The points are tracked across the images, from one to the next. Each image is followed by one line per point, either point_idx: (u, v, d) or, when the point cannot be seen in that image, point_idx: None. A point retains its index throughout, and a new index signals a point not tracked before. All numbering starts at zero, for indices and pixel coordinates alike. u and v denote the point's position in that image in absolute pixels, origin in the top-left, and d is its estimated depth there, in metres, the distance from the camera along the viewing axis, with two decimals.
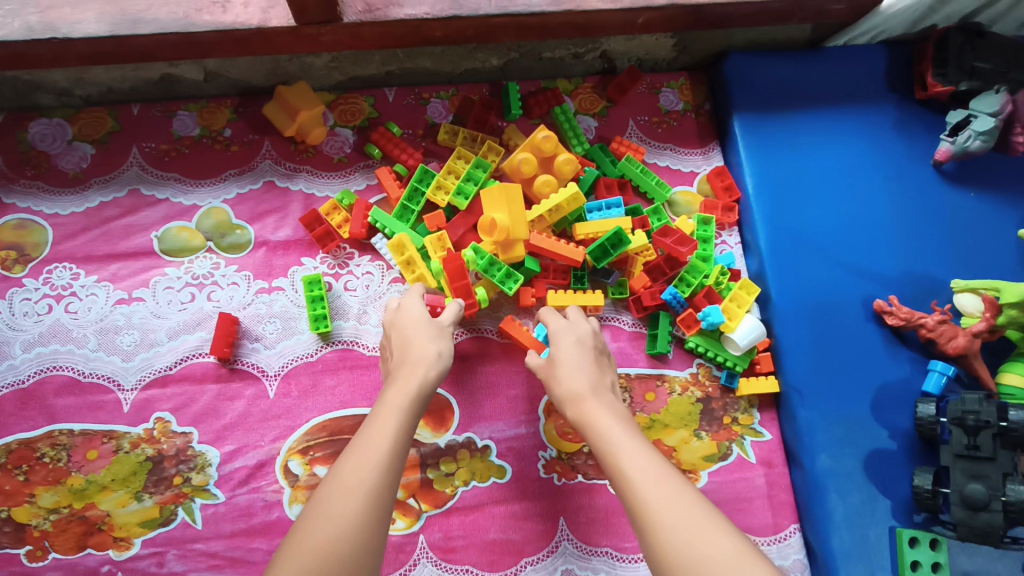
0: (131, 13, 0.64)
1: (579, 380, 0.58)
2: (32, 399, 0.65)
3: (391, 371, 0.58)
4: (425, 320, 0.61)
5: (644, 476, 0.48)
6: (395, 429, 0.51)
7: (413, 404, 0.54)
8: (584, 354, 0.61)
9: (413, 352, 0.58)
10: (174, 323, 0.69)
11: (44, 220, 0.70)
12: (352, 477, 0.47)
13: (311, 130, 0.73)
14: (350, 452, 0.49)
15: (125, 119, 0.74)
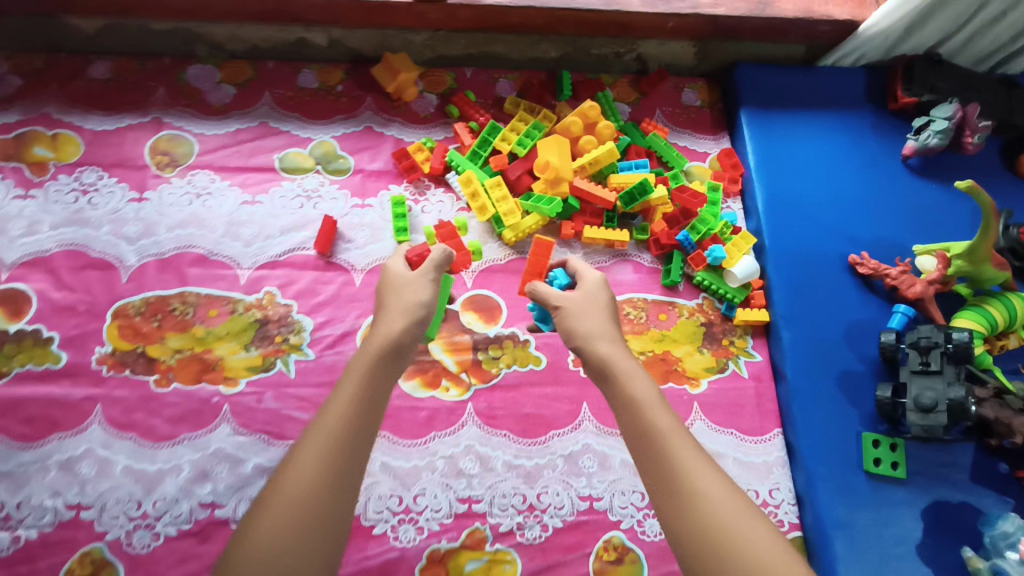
0: None
1: (602, 330, 0.65)
2: (169, 268, 0.82)
3: (371, 331, 0.65)
4: (402, 284, 0.69)
5: (680, 442, 0.56)
6: (361, 393, 0.59)
7: (379, 367, 0.61)
8: (608, 311, 0.68)
9: (388, 316, 0.66)
10: (286, 223, 0.86)
11: (192, 137, 0.89)
12: (312, 446, 0.55)
13: (406, 89, 0.92)
14: (326, 416, 0.58)
15: (260, 71, 0.93)
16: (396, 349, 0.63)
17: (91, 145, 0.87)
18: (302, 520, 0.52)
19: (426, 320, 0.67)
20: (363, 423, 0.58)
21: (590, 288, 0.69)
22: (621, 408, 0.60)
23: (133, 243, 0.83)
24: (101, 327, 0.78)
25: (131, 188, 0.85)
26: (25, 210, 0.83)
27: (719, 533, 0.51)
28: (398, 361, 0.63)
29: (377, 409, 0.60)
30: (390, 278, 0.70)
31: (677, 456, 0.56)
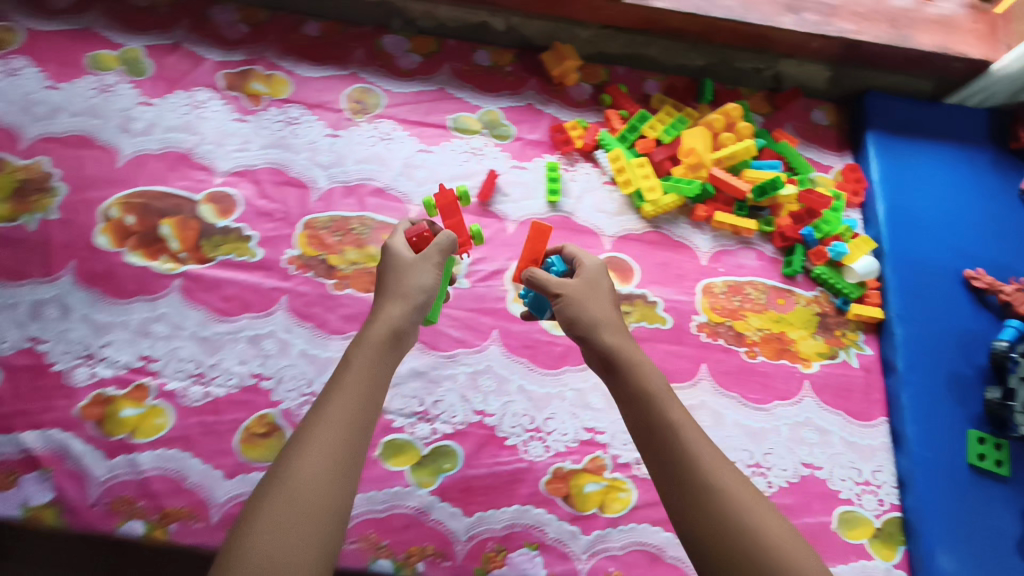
0: None
1: (612, 320, 0.66)
2: (352, 194, 0.94)
3: (370, 314, 0.64)
4: (401, 272, 0.66)
5: (695, 437, 0.58)
6: (362, 380, 0.57)
7: (377, 354, 0.59)
8: (612, 301, 0.68)
9: (388, 300, 0.64)
10: (453, 172, 0.97)
11: (381, 92, 1.02)
12: (320, 436, 0.53)
13: (568, 75, 1.04)
14: (326, 399, 0.56)
15: (443, 46, 1.07)
16: (395, 337, 0.61)
17: (299, 86, 1.01)
18: (309, 505, 0.49)
19: (425, 306, 0.66)
20: (365, 407, 0.56)
21: (594, 277, 0.69)
22: (639, 406, 0.60)
23: (325, 170, 0.96)
24: (292, 233, 0.91)
25: (328, 126, 0.99)
26: (240, 131, 0.98)
27: (742, 531, 0.52)
28: (398, 348, 0.62)
29: (379, 393, 0.58)
30: (388, 262, 0.67)
31: (693, 450, 0.57)
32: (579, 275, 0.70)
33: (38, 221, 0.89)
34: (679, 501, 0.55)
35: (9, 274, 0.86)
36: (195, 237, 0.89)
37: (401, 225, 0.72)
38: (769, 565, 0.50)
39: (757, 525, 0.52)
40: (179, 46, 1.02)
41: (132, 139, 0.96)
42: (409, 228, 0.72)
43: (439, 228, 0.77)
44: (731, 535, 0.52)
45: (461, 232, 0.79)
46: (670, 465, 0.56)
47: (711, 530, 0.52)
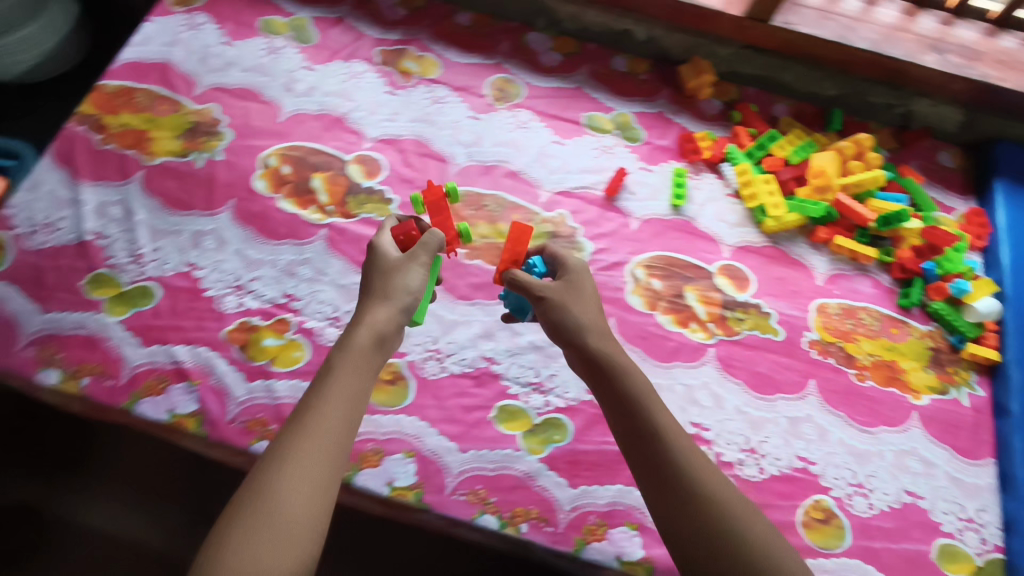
0: None
1: (598, 322, 0.69)
2: (488, 174, 1.00)
3: (356, 314, 0.65)
4: (388, 277, 0.68)
5: (678, 439, 0.61)
6: (346, 380, 0.60)
7: (360, 357, 0.62)
8: (596, 303, 0.71)
9: (374, 305, 0.66)
10: (582, 166, 1.02)
11: (523, 84, 1.08)
12: (296, 448, 0.54)
13: (702, 89, 1.08)
14: (313, 396, 0.58)
15: (584, 49, 1.12)
16: (379, 340, 0.64)
17: (447, 69, 1.08)
18: (296, 497, 0.52)
19: (410, 308, 0.68)
20: (348, 406, 0.58)
21: (578, 282, 0.71)
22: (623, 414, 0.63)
23: (464, 148, 1.02)
24: None
25: (471, 109, 1.05)
26: (390, 103, 1.04)
27: (723, 529, 0.56)
28: (384, 349, 0.64)
29: (364, 392, 0.60)
30: (376, 262, 0.69)
31: (678, 454, 0.60)
32: (563, 277, 0.72)
33: (206, 160, 0.97)
34: (662, 505, 0.58)
35: (177, 203, 0.94)
36: (343, 194, 0.96)
37: (390, 223, 0.76)
38: (747, 560, 0.54)
39: (734, 528, 0.56)
40: (342, 21, 1.11)
41: (294, 98, 1.03)
42: (394, 224, 0.75)
43: (427, 225, 0.79)
44: (711, 534, 0.55)
45: (449, 231, 0.81)
46: (654, 473, 0.60)
47: (691, 528, 0.56)
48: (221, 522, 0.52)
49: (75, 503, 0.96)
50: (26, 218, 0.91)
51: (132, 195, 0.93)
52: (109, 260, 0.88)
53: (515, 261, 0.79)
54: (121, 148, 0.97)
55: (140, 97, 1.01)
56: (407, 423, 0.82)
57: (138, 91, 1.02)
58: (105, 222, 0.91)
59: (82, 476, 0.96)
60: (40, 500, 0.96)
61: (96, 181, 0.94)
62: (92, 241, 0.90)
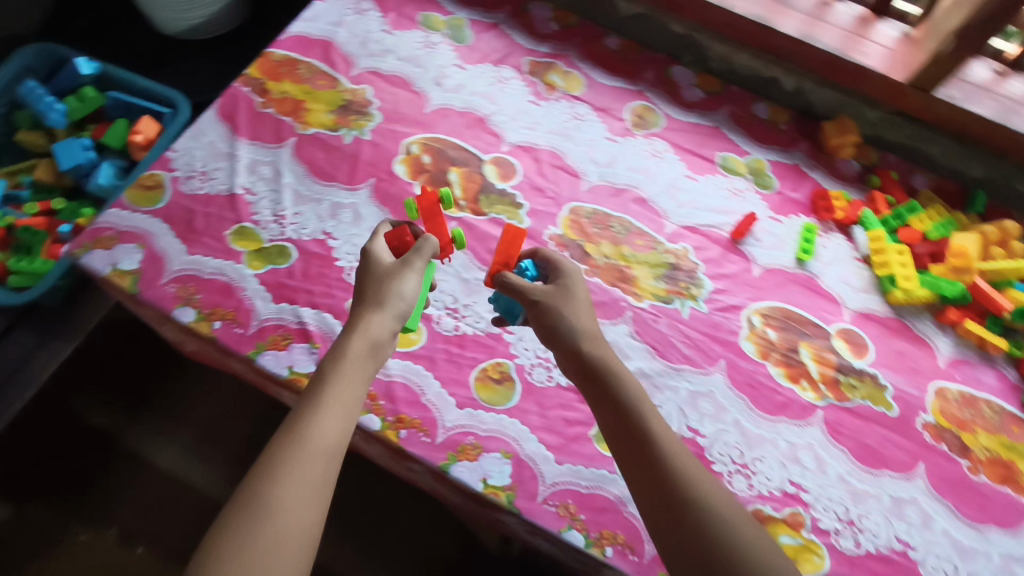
0: (810, 34, 1.02)
1: (591, 327, 0.70)
2: (618, 196, 1.00)
3: (351, 321, 0.66)
4: (385, 284, 0.69)
5: (672, 446, 0.60)
6: (343, 384, 0.60)
7: (355, 362, 0.62)
8: (588, 308, 0.71)
9: (369, 311, 0.66)
10: (712, 204, 1.01)
11: (661, 113, 1.08)
12: (293, 457, 0.54)
13: (845, 147, 1.06)
14: (309, 400, 0.58)
15: (726, 90, 1.11)
16: (374, 345, 0.64)
17: (591, 88, 1.09)
18: (297, 499, 0.52)
19: (404, 314, 0.69)
20: (346, 409, 0.59)
21: (569, 287, 0.72)
22: (614, 424, 0.62)
23: (597, 167, 1.02)
24: (558, 214, 0.98)
25: (608, 130, 1.06)
26: (532, 111, 1.06)
27: (715, 530, 0.54)
28: (380, 353, 0.65)
29: (360, 394, 0.61)
30: (370, 272, 0.71)
31: (673, 460, 0.58)
32: (555, 281, 0.73)
33: (354, 137, 1.01)
34: (656, 520, 0.56)
35: (321, 174, 0.98)
36: (476, 191, 0.98)
37: (385, 229, 0.78)
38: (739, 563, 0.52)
39: (727, 533, 0.53)
40: (497, 26, 1.14)
41: (441, 93, 1.07)
42: (385, 233, 0.77)
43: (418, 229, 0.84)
44: (703, 540, 0.53)
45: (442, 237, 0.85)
46: (648, 483, 0.57)
47: (683, 530, 0.54)
48: (216, 528, 0.50)
49: (138, 435, 1.19)
50: (186, 163, 0.97)
51: (282, 159, 0.98)
52: (254, 216, 0.93)
53: (508, 264, 0.82)
54: (279, 114, 1.02)
55: (302, 69, 1.07)
56: (508, 425, 0.83)
57: (300, 63, 1.07)
58: (255, 179, 0.97)
59: (150, 414, 1.21)
60: (116, 431, 1.18)
61: (252, 140, 1.00)
62: (242, 195, 0.95)
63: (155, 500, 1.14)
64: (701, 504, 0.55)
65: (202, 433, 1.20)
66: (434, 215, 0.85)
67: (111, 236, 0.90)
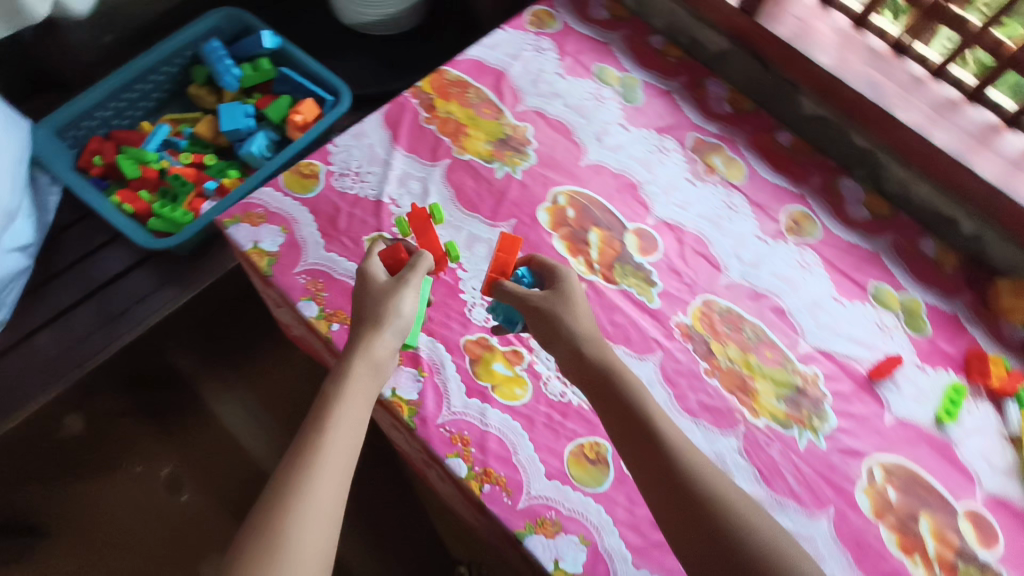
0: (1007, 183, 0.92)
1: (593, 331, 0.76)
2: (756, 300, 0.95)
3: (354, 342, 0.74)
4: (383, 304, 0.76)
5: (679, 439, 0.67)
6: (350, 406, 0.68)
7: (358, 384, 0.70)
8: (586, 308, 0.78)
9: (371, 334, 0.74)
10: (854, 334, 0.93)
11: (820, 224, 1.02)
12: (312, 474, 0.61)
13: (1016, 311, 0.96)
14: (318, 420, 0.66)
15: (894, 216, 1.04)
16: (375, 365, 0.73)
17: (752, 180, 1.04)
18: (319, 509, 0.60)
19: (401, 332, 0.77)
20: (353, 427, 0.67)
21: (562, 287, 0.78)
22: (625, 428, 0.69)
23: (741, 264, 0.97)
24: (691, 303, 0.94)
25: (760, 229, 1.00)
26: (686, 189, 1.03)
27: (733, 514, 0.62)
28: (379, 371, 0.73)
29: (364, 413, 0.69)
30: (368, 291, 0.78)
31: (681, 453, 0.66)
32: (552, 285, 0.79)
33: (506, 173, 1.01)
34: (678, 512, 0.63)
35: (466, 202, 0.98)
36: (613, 257, 0.96)
37: (378, 247, 0.84)
38: (757, 544, 0.60)
39: (743, 519, 0.62)
40: (670, 95, 1.12)
41: (600, 149, 1.05)
42: (378, 249, 0.83)
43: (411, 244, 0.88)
44: (724, 522, 0.61)
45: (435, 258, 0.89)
46: (660, 483, 0.65)
47: (705, 518, 0.62)
48: (244, 536, 0.58)
49: (218, 387, 1.41)
50: (343, 159, 0.99)
51: (432, 177, 0.99)
52: (394, 228, 0.94)
53: (504, 273, 0.83)
54: (440, 132, 1.03)
55: (471, 93, 1.08)
56: (591, 511, 0.79)
57: (471, 86, 1.08)
58: (402, 192, 0.98)
59: (229, 368, 1.42)
60: (194, 375, 1.40)
61: (409, 152, 1.01)
62: (387, 205, 0.96)
63: (219, 448, 1.35)
64: (711, 497, 0.63)
65: (269, 400, 1.39)
66: (425, 227, 0.90)
67: (260, 214, 0.93)
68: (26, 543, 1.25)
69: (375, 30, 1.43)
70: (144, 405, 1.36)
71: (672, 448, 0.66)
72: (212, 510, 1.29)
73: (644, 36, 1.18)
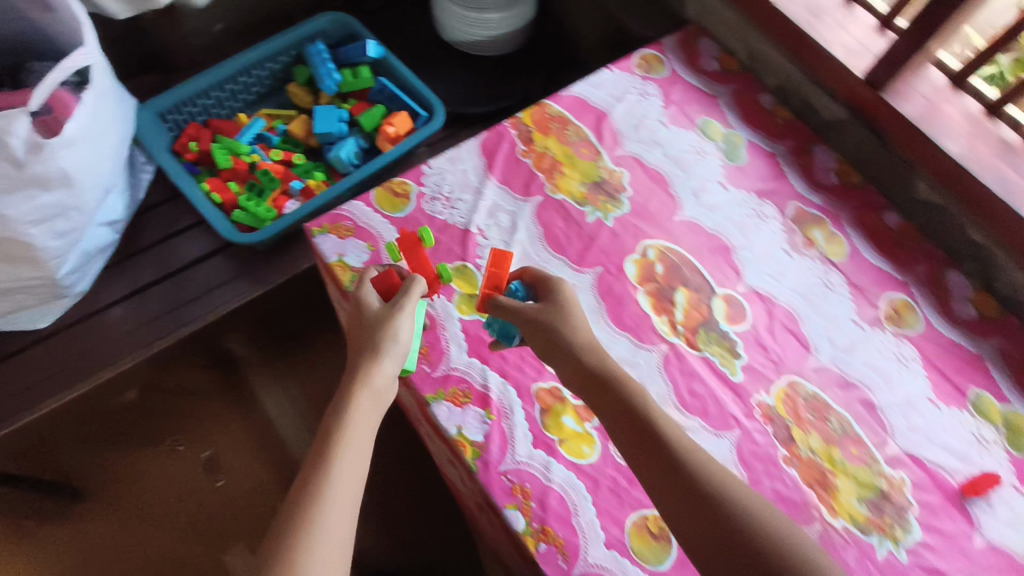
0: None
1: (590, 340, 0.75)
2: (845, 389, 0.89)
3: (353, 371, 0.73)
4: (380, 332, 0.75)
5: (679, 438, 0.67)
6: (351, 439, 0.67)
7: (359, 415, 0.69)
8: (582, 317, 0.77)
9: (370, 363, 0.73)
10: (949, 442, 0.87)
11: (923, 317, 0.96)
12: (319, 510, 0.60)
13: None
14: (318, 458, 0.64)
15: (1004, 320, 0.97)
16: (375, 393, 0.72)
17: (854, 260, 0.99)
18: (328, 544, 0.59)
19: (401, 357, 0.76)
20: (357, 457, 0.66)
21: (558, 298, 0.78)
22: (624, 433, 0.69)
23: (833, 347, 0.92)
24: (775, 381, 0.89)
25: (857, 312, 0.95)
26: (783, 260, 0.98)
27: (738, 511, 0.62)
28: (381, 398, 0.72)
29: (367, 445, 0.68)
30: (365, 319, 0.77)
31: (682, 452, 0.66)
32: (548, 296, 0.78)
33: (596, 218, 0.98)
34: (685, 510, 0.63)
35: (553, 242, 0.96)
36: (698, 321, 0.92)
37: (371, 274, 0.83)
38: (770, 542, 0.60)
39: (750, 516, 0.62)
40: (775, 158, 1.07)
41: (695, 206, 1.02)
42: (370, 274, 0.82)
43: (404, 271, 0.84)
44: (731, 518, 0.61)
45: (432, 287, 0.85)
46: (677, 494, 0.64)
47: (711, 516, 0.62)
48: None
49: (268, 378, 1.42)
50: (436, 182, 0.98)
51: (522, 213, 0.97)
52: (478, 259, 0.93)
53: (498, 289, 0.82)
54: (535, 167, 1.01)
55: (571, 130, 1.05)
56: None
57: (572, 123, 1.06)
58: (491, 223, 0.96)
59: (281, 362, 1.44)
60: (247, 362, 1.42)
61: (502, 184, 0.99)
62: (474, 234, 0.94)
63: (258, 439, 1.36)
64: (730, 503, 0.62)
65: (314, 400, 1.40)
66: (415, 251, 0.85)
67: (348, 227, 0.92)
68: (63, 505, 1.28)
69: (464, 47, 1.44)
70: (195, 383, 1.39)
71: (672, 447, 0.66)
72: (249, 495, 1.31)
73: (754, 94, 1.14)
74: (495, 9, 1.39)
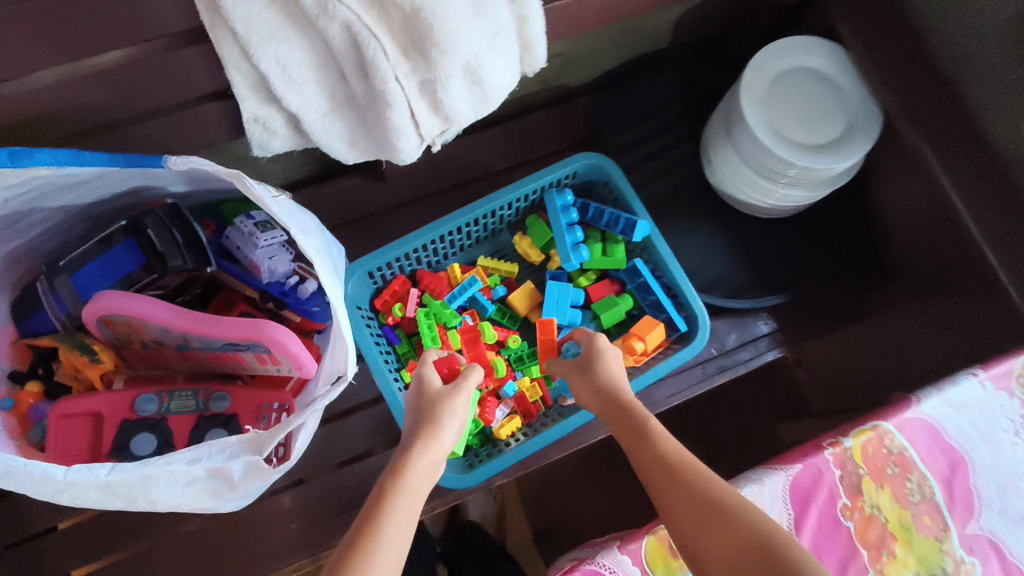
0: None
1: (622, 381, 0.82)
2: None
3: (411, 441, 0.75)
4: (437, 408, 0.79)
5: (719, 486, 0.66)
6: (406, 496, 0.68)
7: (413, 478, 0.70)
8: (618, 361, 0.85)
9: (428, 433, 0.76)
10: None
11: None
12: (371, 547, 0.61)
13: None
14: (370, 513, 0.65)
15: None
16: (431, 462, 0.74)
17: None
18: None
19: (455, 434, 0.79)
20: (412, 512, 0.67)
21: (591, 343, 0.87)
22: (660, 494, 0.68)
23: None
24: None
25: None
26: None
27: (783, 553, 0.59)
28: (434, 469, 0.74)
29: (419, 503, 0.69)
30: (423, 395, 0.82)
31: (721, 496, 0.65)
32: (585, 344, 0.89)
33: None
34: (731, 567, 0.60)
35: None
36: None
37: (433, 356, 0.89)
38: None
39: (797, 559, 0.58)
40: None
41: None
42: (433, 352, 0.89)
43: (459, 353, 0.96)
44: (778, 560, 0.58)
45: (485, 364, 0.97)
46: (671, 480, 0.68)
47: (754, 563, 0.59)
48: None
49: None
50: None
51: None
52: None
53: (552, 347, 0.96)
54: (860, 538, 0.75)
55: (913, 481, 0.77)
56: None
57: (916, 471, 0.78)
58: None
59: None
60: None
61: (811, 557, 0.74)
62: None
63: None
64: (764, 540, 0.60)
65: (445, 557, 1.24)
66: (474, 344, 0.98)
67: None
68: None
69: (724, 192, 1.11)
70: None
71: (710, 492, 0.65)
72: None
73: None
74: (806, 187, 1.01)
